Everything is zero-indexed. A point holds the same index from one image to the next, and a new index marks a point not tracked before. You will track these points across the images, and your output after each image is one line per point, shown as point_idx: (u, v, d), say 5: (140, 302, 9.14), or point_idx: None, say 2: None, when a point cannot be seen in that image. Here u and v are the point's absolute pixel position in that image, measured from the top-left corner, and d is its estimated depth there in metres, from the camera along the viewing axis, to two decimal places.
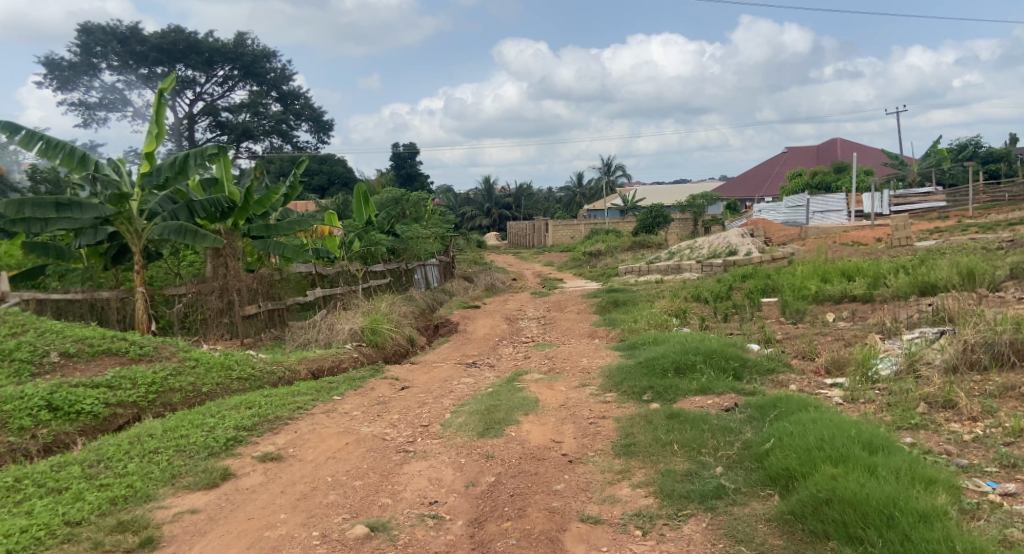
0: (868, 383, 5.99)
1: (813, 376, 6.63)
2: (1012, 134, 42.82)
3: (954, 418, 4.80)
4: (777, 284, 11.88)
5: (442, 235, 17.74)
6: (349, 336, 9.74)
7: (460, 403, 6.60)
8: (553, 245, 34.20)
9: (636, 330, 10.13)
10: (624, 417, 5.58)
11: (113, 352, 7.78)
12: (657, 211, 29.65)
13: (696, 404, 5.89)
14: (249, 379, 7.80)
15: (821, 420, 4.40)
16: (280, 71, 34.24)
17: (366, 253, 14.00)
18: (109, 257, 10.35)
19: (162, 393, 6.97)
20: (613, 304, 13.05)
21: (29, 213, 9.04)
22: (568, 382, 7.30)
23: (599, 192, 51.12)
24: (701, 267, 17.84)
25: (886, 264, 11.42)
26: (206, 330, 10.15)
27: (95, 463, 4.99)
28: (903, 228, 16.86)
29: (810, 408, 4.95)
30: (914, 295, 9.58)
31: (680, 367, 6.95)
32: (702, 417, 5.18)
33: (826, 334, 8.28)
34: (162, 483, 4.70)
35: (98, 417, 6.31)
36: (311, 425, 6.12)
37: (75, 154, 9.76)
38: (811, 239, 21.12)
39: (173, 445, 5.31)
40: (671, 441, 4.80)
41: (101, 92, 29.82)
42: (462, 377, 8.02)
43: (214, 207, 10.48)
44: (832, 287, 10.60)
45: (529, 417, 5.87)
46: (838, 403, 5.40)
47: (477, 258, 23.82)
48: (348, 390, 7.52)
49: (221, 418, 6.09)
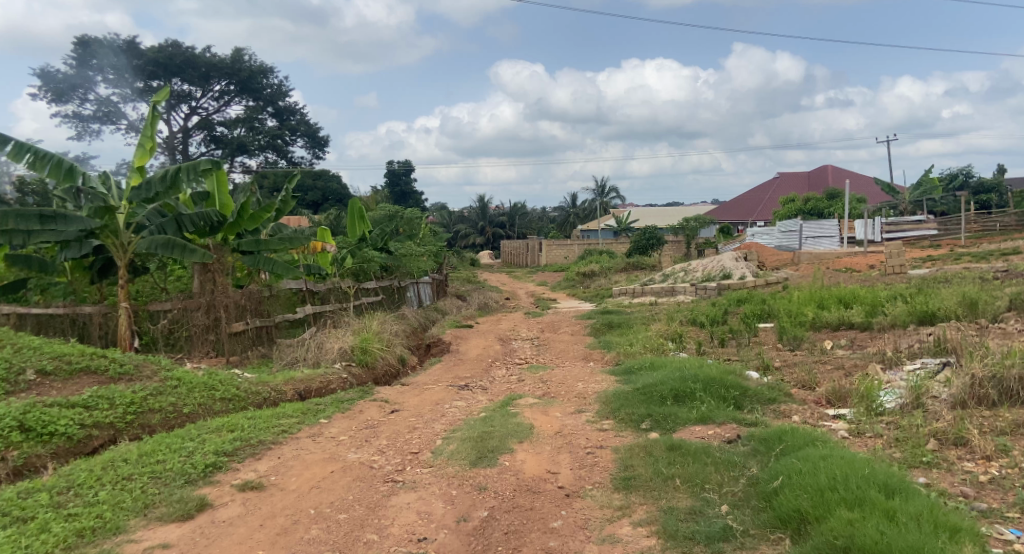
0: (873, 416, 5.79)
1: (815, 407, 6.44)
2: (1000, 165, 43.21)
3: (967, 457, 4.61)
4: (773, 309, 11.72)
5: (435, 252, 17.57)
6: (338, 356, 9.49)
7: (451, 429, 6.35)
8: (546, 265, 34.09)
9: (631, 353, 9.93)
10: (623, 448, 5.35)
11: (91, 371, 7.51)
12: (651, 233, 29.61)
13: (697, 434, 5.67)
14: (232, 399, 7.53)
15: (832, 457, 4.20)
16: (277, 87, 34.15)
17: (359, 270, 13.72)
18: (93, 270, 10.13)
19: (141, 414, 6.71)
20: (607, 326, 12.85)
21: (11, 225, 8.80)
22: (564, 408, 7.07)
23: (593, 213, 51.17)
24: (696, 290, 17.70)
25: (883, 291, 11.29)
26: (191, 347, 9.89)
27: (64, 490, 4.72)
28: (898, 255, 16.78)
29: (818, 442, 4.74)
30: (913, 325, 9.43)
31: (679, 395, 6.73)
32: (704, 449, 4.96)
33: (826, 363, 8.10)
34: (134, 513, 4.43)
35: (72, 438, 6.05)
36: (295, 450, 5.87)
37: (63, 165, 9.55)
38: (805, 264, 21.06)
39: (149, 471, 5.05)
40: (674, 475, 4.57)
41: (94, 104, 29.57)
42: (453, 400, 7.76)
43: (203, 221, 10.24)
44: (829, 314, 10.45)
45: (524, 446, 5.64)
46: (845, 437, 5.20)
47: (471, 277, 23.62)
48: (336, 412, 7.26)
49: (201, 442, 5.83)
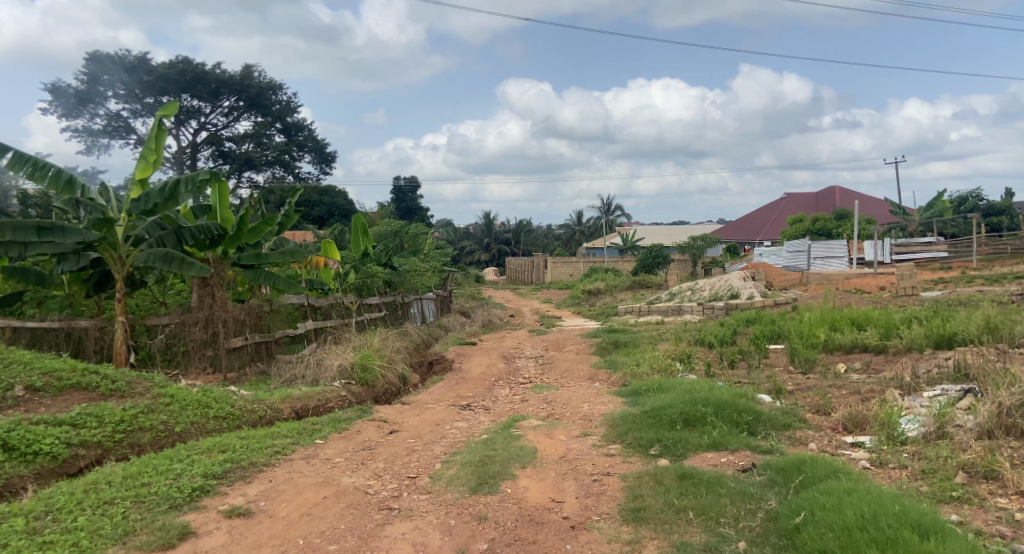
0: (895, 444, 5.53)
1: (832, 434, 6.15)
2: (1009, 188, 42.91)
3: (1000, 492, 4.33)
4: (784, 330, 11.43)
5: (440, 268, 17.37)
6: (338, 373, 9.24)
7: (452, 452, 6.08)
8: (551, 282, 33.87)
9: (638, 374, 9.63)
10: (632, 475, 5.08)
11: (82, 387, 7.29)
12: (658, 252, 29.37)
13: (709, 462, 5.40)
14: (227, 418, 7.29)
15: (857, 491, 3.92)
16: (286, 104, 34.20)
17: (361, 286, 13.41)
18: (91, 283, 9.94)
19: (130, 433, 6.48)
20: (613, 345, 12.58)
21: (8, 237, 8.64)
22: (568, 430, 6.80)
23: (599, 230, 51.03)
24: (703, 309, 17.43)
25: (898, 313, 10.99)
26: (188, 363, 9.67)
27: (42, 516, 4.47)
28: (910, 277, 16.47)
29: (840, 474, 4.47)
30: (930, 348, 9.15)
31: (690, 419, 6.44)
32: (718, 479, 4.69)
33: (841, 387, 7.80)
34: (112, 541, 4.19)
35: (57, 458, 5.83)
36: (288, 473, 5.62)
37: (62, 177, 9.38)
38: (813, 285, 20.77)
39: (132, 495, 4.81)
40: (686, 508, 4.29)
41: (105, 119, 29.65)
42: (454, 421, 7.49)
43: (203, 235, 10.03)
44: (842, 336, 10.16)
45: (527, 471, 5.37)
46: (866, 468, 4.92)
47: (476, 293, 23.41)
48: (333, 432, 7.01)
49: (190, 463, 5.59)
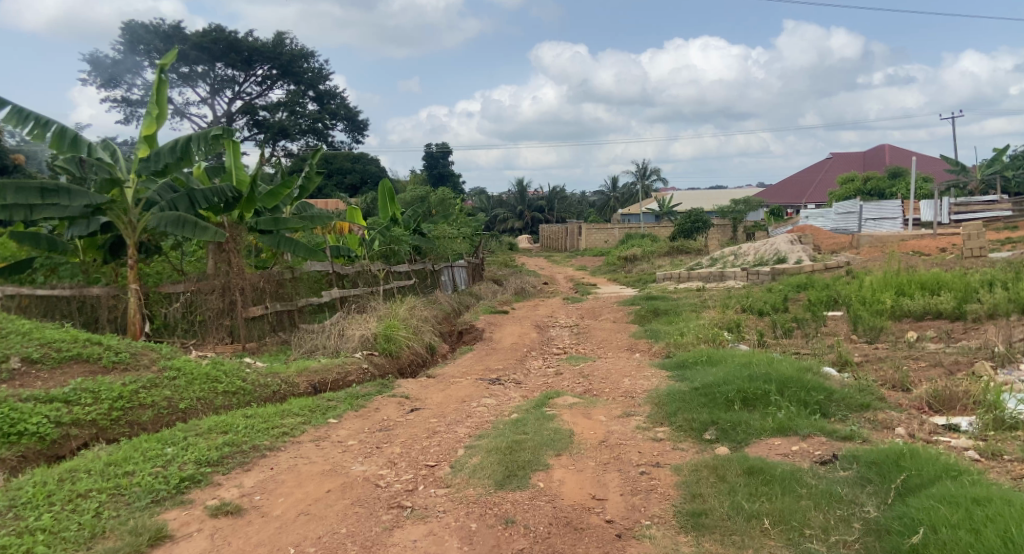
0: (1003, 430, 4.65)
1: (918, 415, 5.25)
2: None
3: None
4: (842, 296, 10.40)
5: (470, 234, 16.63)
6: (359, 344, 8.58)
7: (478, 435, 5.36)
8: (585, 248, 32.84)
9: (683, 344, 8.78)
10: (687, 467, 4.27)
11: (82, 359, 6.75)
12: (697, 216, 28.00)
13: (777, 450, 4.57)
14: (237, 393, 6.71)
15: (991, 501, 3.12)
16: (318, 71, 33.24)
17: (388, 252, 12.83)
18: (105, 250, 9.37)
19: (129, 410, 5.91)
20: (653, 313, 11.71)
21: (10, 199, 7.98)
22: (608, 410, 6.01)
23: (633, 196, 49.63)
24: (747, 275, 16.36)
25: (975, 277, 9.81)
26: (205, 333, 9.07)
27: (5, 511, 3.89)
28: (977, 236, 15.07)
29: (954, 474, 3.59)
30: (1015, 315, 8.11)
31: (749, 398, 5.59)
32: (794, 473, 3.87)
33: (918, 359, 6.84)
34: (74, 547, 3.59)
35: (45, 439, 5.29)
36: (293, 459, 4.95)
37: (66, 134, 8.82)
38: (866, 247, 19.44)
39: (110, 487, 4.20)
40: (760, 514, 3.50)
41: (142, 89, 29.43)
42: (482, 397, 6.77)
43: (217, 198, 9.31)
44: (912, 301, 9.13)
45: (562, 460, 4.61)
46: (977, 461, 4.06)
47: (509, 261, 22.58)
48: (349, 411, 6.33)
49: (184, 447, 4.97)
